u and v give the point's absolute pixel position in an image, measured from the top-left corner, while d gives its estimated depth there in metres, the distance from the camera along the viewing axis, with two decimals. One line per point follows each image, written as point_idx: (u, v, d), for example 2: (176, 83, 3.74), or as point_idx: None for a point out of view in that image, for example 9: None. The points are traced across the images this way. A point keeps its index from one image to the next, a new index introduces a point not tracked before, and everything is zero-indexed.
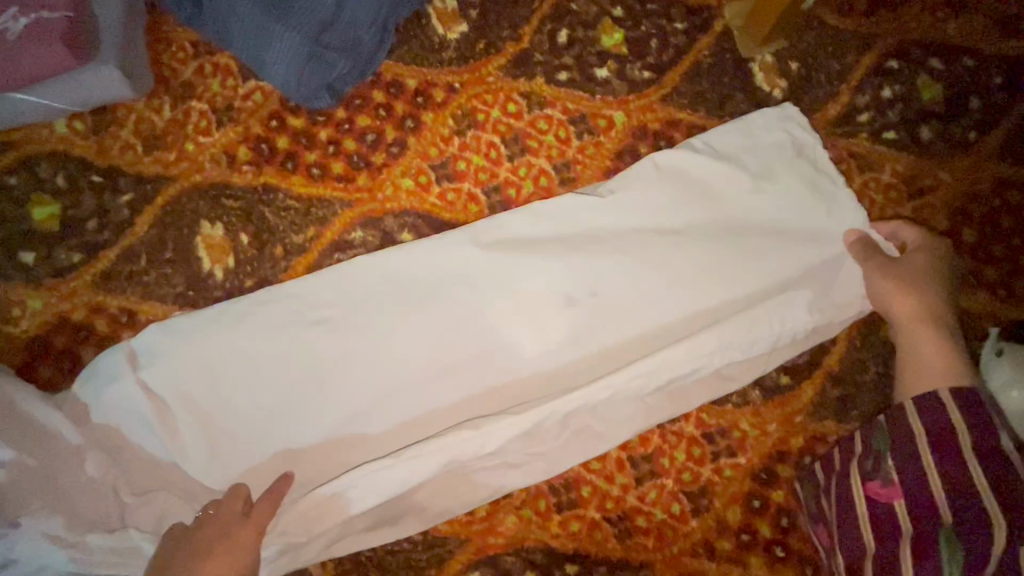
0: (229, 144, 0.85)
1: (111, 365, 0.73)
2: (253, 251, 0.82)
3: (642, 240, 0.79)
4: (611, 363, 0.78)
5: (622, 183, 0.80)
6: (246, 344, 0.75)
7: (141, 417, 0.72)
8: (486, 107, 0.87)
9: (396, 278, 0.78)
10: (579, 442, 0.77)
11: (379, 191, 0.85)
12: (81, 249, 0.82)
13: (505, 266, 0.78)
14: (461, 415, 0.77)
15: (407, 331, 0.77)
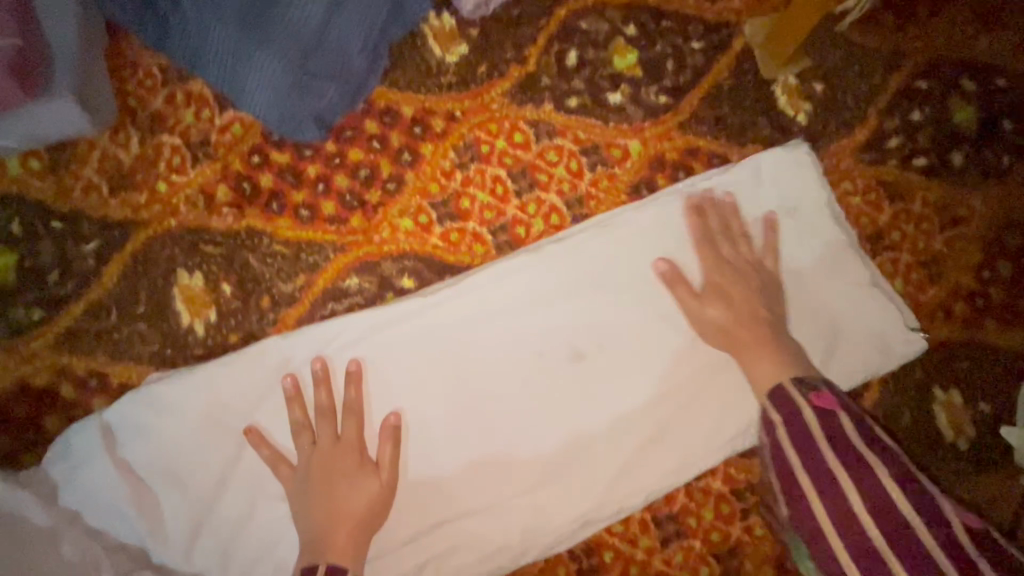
0: (206, 183, 0.76)
1: (79, 441, 0.65)
2: (237, 303, 0.74)
3: (649, 287, 0.74)
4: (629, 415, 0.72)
5: (634, 222, 0.75)
6: (229, 410, 0.68)
7: (118, 494, 0.64)
8: (490, 137, 0.79)
9: (395, 328, 0.71)
10: (597, 506, 0.71)
11: (375, 233, 0.77)
12: (41, 305, 0.73)
13: (513, 312, 0.73)
14: (469, 477, 0.70)
15: (409, 388, 0.71)
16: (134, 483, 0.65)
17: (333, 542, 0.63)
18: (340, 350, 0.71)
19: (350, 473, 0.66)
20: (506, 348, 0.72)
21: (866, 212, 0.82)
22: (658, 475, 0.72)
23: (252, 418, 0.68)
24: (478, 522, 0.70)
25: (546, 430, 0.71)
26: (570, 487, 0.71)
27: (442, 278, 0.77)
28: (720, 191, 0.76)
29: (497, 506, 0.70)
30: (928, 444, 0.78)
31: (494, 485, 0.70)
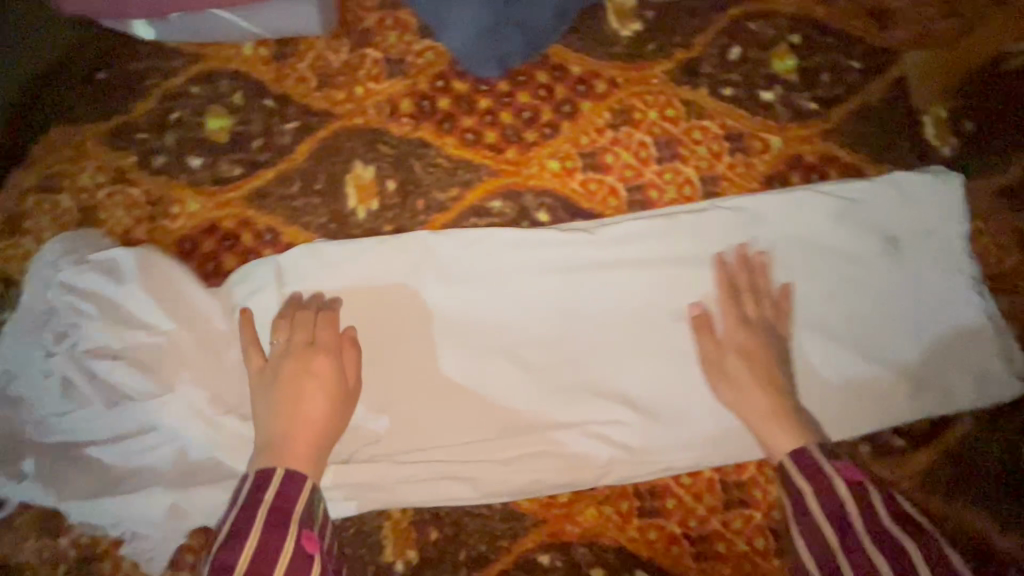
0: (395, 94, 0.88)
1: (259, 274, 0.77)
2: (396, 199, 0.85)
3: (763, 271, 0.80)
4: None
5: (767, 210, 0.81)
6: (383, 283, 0.78)
7: (280, 323, 0.75)
8: (644, 107, 0.87)
9: (529, 251, 0.80)
10: (675, 456, 0.76)
11: (524, 167, 0.86)
12: (242, 165, 0.87)
13: (637, 263, 0.79)
14: (565, 399, 0.77)
15: (530, 306, 0.79)
16: (292, 321, 0.76)
17: (291, 452, 0.65)
18: (479, 255, 0.80)
19: (317, 378, 0.70)
20: (622, 292, 0.79)
21: (991, 253, 0.83)
22: (740, 442, 0.77)
23: (399, 294, 0.78)
24: (564, 440, 0.76)
25: (642, 373, 0.78)
26: (655, 430, 0.77)
27: (576, 219, 0.84)
28: (856, 201, 0.80)
29: (580, 430, 0.76)
30: (1013, 488, 0.78)
31: (586, 410, 0.77)
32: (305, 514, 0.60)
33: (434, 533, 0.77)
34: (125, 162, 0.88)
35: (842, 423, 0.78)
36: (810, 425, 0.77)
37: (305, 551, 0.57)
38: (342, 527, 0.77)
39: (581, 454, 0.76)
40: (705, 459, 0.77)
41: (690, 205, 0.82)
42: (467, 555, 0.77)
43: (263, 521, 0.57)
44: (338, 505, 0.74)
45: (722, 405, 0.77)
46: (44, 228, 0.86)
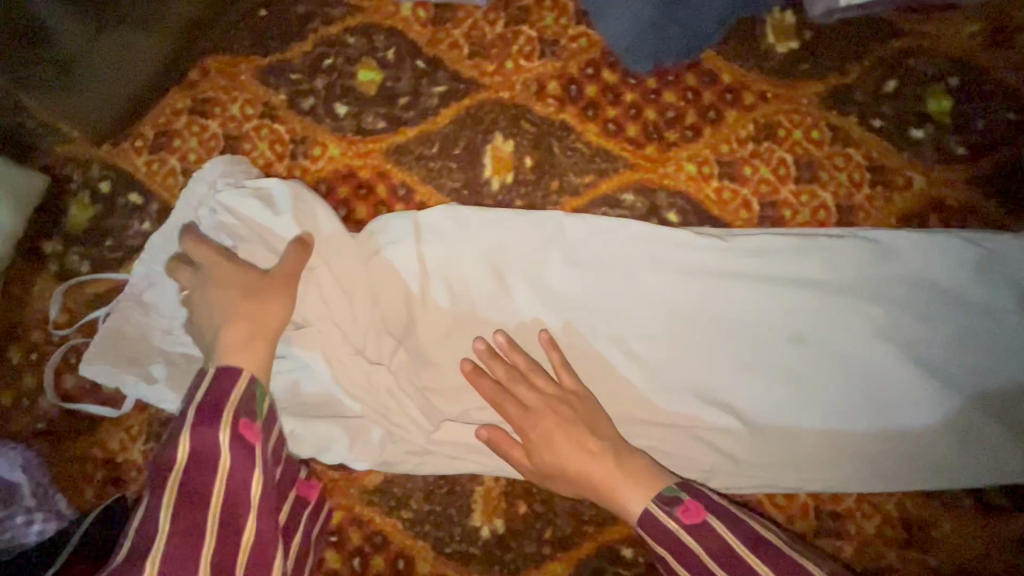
0: (544, 74, 0.89)
1: (398, 226, 0.78)
2: (532, 176, 0.86)
3: (890, 305, 0.79)
4: (827, 409, 0.78)
5: (902, 247, 0.80)
6: (514, 256, 0.80)
7: (411, 277, 0.77)
8: (790, 125, 0.87)
9: (657, 250, 0.82)
10: (768, 472, 0.78)
11: (661, 165, 0.87)
12: (386, 119, 0.89)
13: (760, 279, 0.81)
14: (668, 397, 0.80)
15: (649, 303, 0.82)
16: (422, 277, 0.77)
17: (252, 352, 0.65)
18: (609, 246, 0.82)
19: (269, 292, 0.69)
20: (742, 305, 0.81)
21: None
22: (835, 470, 0.78)
23: (527, 269, 0.81)
24: (663, 436, 0.79)
25: (749, 386, 0.80)
26: (753, 442, 0.79)
27: (705, 225, 0.85)
28: (997, 253, 0.79)
29: (679, 429, 0.79)
30: None
31: (688, 411, 0.80)
32: (246, 401, 0.60)
33: (523, 506, 0.78)
34: (274, 99, 0.90)
35: (945, 474, 0.77)
36: (912, 468, 0.77)
37: (245, 440, 0.58)
38: (436, 484, 0.79)
39: (677, 452, 0.79)
40: (799, 481, 0.78)
41: (824, 231, 0.83)
42: (552, 534, 0.78)
43: (196, 420, 0.57)
44: (441, 461, 0.76)
45: (824, 431, 0.78)
46: (190, 149, 0.89)
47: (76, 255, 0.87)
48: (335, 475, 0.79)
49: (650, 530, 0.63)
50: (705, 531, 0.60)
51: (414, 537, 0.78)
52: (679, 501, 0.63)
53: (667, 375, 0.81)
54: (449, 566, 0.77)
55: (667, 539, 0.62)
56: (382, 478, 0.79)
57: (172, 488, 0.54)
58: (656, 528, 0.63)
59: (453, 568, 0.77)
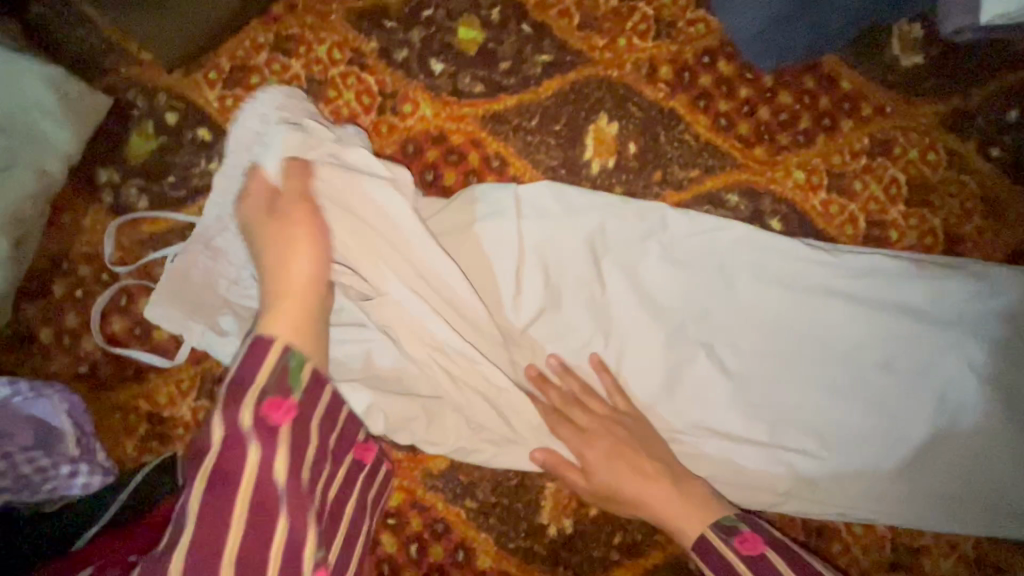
0: (658, 57, 0.83)
1: (499, 199, 0.74)
2: (635, 164, 0.81)
3: (988, 341, 0.77)
4: (908, 443, 0.76)
5: (1006, 285, 0.78)
6: (613, 245, 0.76)
7: (507, 254, 0.73)
8: (906, 144, 0.83)
9: (759, 258, 0.78)
10: (841, 499, 0.76)
11: (770, 169, 0.82)
12: (484, 83, 0.83)
13: (858, 300, 0.78)
14: (751, 413, 0.77)
15: (743, 312, 0.78)
16: (519, 256, 0.74)
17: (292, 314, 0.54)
18: (711, 246, 0.78)
19: (299, 240, 0.59)
20: (835, 325, 0.78)
21: None
22: (907, 504, 0.76)
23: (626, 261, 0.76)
24: (741, 451, 0.76)
25: (831, 410, 0.77)
26: (830, 467, 0.76)
27: (809, 237, 0.81)
28: None
29: (758, 446, 0.76)
30: None
31: (769, 428, 0.77)
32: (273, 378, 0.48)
33: (595, 508, 0.75)
34: (365, 46, 0.83)
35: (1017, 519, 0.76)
36: (985, 510, 0.76)
37: (269, 421, 0.47)
38: (506, 475, 0.75)
39: (753, 470, 0.76)
40: (867, 509, 0.77)
41: (926, 258, 0.80)
42: (621, 539, 0.74)
43: (222, 403, 0.47)
44: (518, 454, 0.72)
45: (903, 464, 0.76)
46: (269, 89, 0.82)
47: (135, 188, 0.80)
48: (399, 455, 0.75)
49: (705, 557, 0.58)
50: (755, 564, 0.55)
51: (477, 528, 0.74)
52: (736, 532, 0.58)
53: (750, 389, 0.77)
54: (511, 561, 0.74)
55: (721, 568, 0.56)
56: (449, 463, 0.75)
57: (202, 483, 0.45)
58: (706, 556, 0.58)
59: (514, 565, 0.74)
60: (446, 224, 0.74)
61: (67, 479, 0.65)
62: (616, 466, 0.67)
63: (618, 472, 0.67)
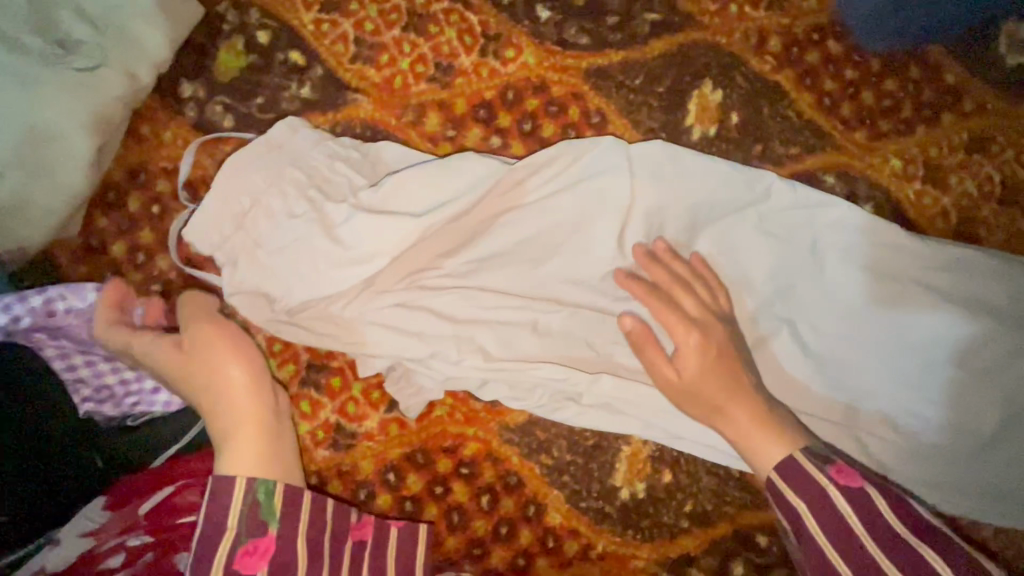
0: (768, 28, 0.82)
1: (609, 151, 0.72)
2: (735, 135, 0.80)
3: None
4: (982, 437, 0.75)
5: None
6: (714, 213, 0.75)
7: (607, 207, 0.71)
8: (1004, 143, 0.83)
9: (848, 237, 0.77)
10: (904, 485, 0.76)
11: (867, 154, 0.82)
12: (591, 36, 0.80)
13: (942, 290, 0.77)
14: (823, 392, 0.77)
15: (829, 290, 0.76)
16: (620, 210, 0.71)
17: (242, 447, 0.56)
18: (805, 221, 0.76)
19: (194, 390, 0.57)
20: (924, 315, 0.76)
21: None
22: (969, 496, 0.76)
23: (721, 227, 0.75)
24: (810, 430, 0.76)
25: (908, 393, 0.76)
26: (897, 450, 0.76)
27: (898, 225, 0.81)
28: None
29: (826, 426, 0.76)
30: None
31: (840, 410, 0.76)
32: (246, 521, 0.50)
33: (668, 475, 0.74)
34: None
35: None
36: None
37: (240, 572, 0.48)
38: (583, 435, 0.74)
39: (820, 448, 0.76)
40: (932, 499, 0.76)
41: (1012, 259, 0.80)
42: (692, 508, 0.74)
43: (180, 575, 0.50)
44: (599, 413, 0.71)
45: (972, 458, 0.75)
46: (367, 17, 0.78)
47: (219, 106, 0.76)
48: (477, 406, 0.73)
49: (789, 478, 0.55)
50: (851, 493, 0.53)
51: (550, 485, 0.73)
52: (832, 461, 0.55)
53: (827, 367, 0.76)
54: (581, 521, 0.73)
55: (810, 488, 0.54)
56: (527, 418, 0.74)
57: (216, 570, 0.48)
58: (800, 478, 0.55)
59: (584, 524, 0.73)
60: (549, 174, 0.72)
61: (150, 395, 0.62)
62: (709, 368, 0.64)
63: (707, 377, 0.64)
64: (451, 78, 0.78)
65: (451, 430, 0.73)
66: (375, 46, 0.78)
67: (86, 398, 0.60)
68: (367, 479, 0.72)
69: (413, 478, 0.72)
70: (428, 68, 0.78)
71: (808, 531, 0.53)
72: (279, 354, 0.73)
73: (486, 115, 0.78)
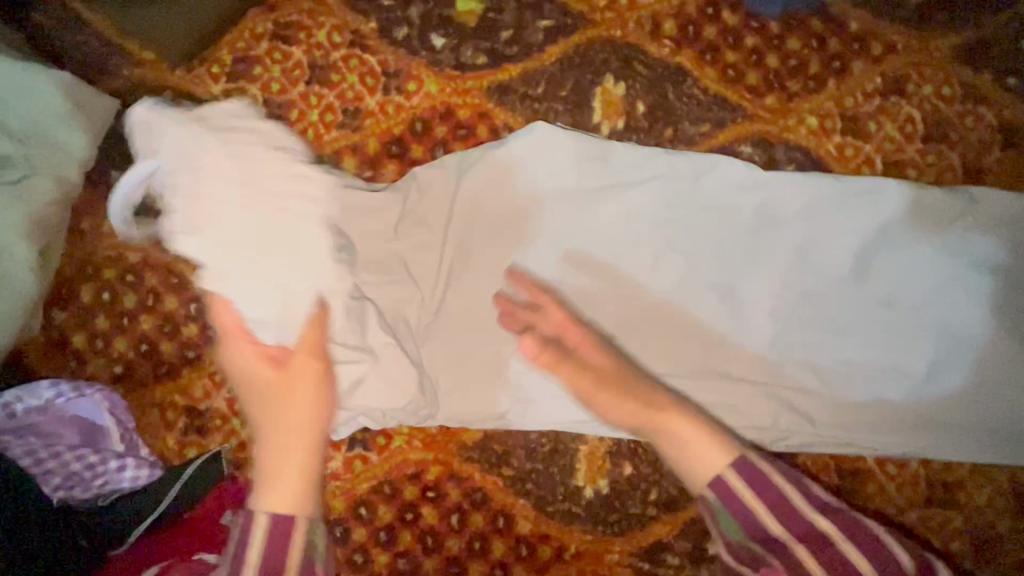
0: (660, 13, 0.82)
1: (478, 155, 0.75)
2: (644, 124, 0.81)
3: (941, 254, 0.76)
4: (865, 371, 0.75)
5: (948, 211, 0.77)
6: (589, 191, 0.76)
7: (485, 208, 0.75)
8: (920, 81, 0.82)
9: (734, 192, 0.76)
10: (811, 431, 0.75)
11: (782, 117, 0.81)
12: (488, 54, 0.82)
13: (827, 228, 0.76)
14: (726, 353, 0.75)
15: (721, 242, 0.76)
16: (493, 207, 0.75)
17: (281, 467, 0.51)
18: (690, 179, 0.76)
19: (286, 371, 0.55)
20: (809, 255, 0.76)
21: None
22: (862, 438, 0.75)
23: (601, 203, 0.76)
24: (719, 391, 0.74)
25: (845, 354, 0.76)
26: (876, 429, 0.75)
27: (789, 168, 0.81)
28: None
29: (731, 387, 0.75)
30: None
31: (742, 367, 0.75)
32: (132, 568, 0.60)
33: (628, 467, 0.75)
34: (365, 27, 0.82)
35: (941, 446, 0.75)
36: (908, 441, 0.75)
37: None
38: (538, 442, 0.76)
39: (732, 411, 0.74)
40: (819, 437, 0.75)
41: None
42: (658, 496, 0.75)
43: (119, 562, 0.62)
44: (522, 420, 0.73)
45: (851, 393, 0.75)
46: (273, 79, 0.82)
47: None
48: (433, 430, 0.76)
49: (726, 500, 0.50)
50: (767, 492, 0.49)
51: (514, 495, 0.75)
52: (749, 481, 0.50)
53: (747, 338, 0.75)
54: (550, 524, 0.75)
55: (743, 504, 0.50)
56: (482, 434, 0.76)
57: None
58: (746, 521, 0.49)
59: (554, 527, 0.75)
60: (431, 187, 0.76)
61: (116, 473, 0.68)
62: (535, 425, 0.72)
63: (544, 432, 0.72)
64: (359, 121, 0.81)
65: (412, 457, 0.76)
66: (284, 104, 0.81)
67: (57, 486, 0.66)
68: (340, 517, 0.75)
69: (384, 509, 0.75)
70: (336, 115, 0.81)
71: (759, 515, 0.49)
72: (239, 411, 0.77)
73: (399, 150, 0.81)
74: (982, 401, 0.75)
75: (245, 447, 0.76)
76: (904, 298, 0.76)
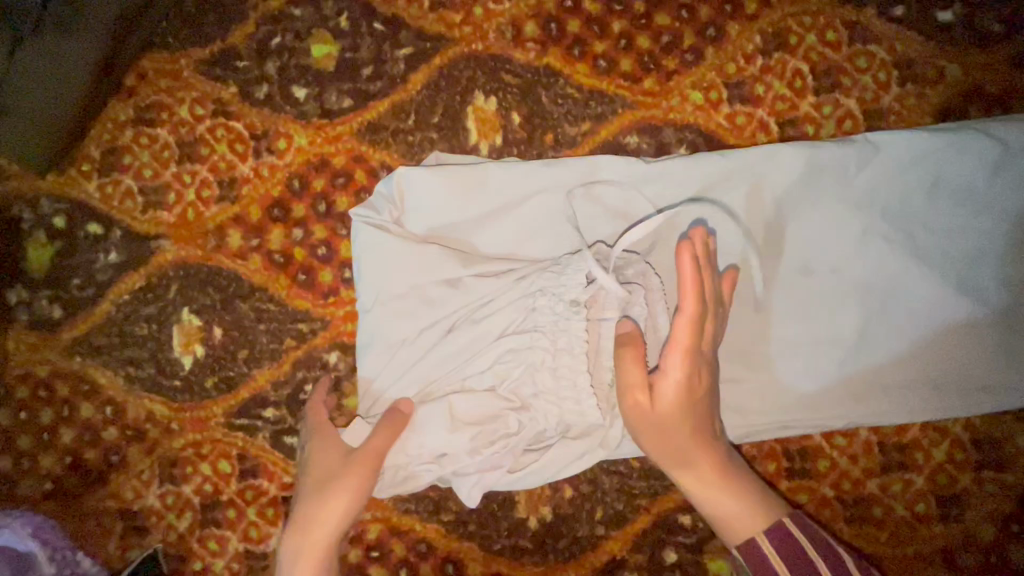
0: (519, 16, 0.79)
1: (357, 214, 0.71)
2: (522, 135, 0.78)
3: (851, 209, 0.71)
4: (796, 349, 0.71)
5: (849, 161, 0.71)
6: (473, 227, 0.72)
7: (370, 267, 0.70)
8: (802, 30, 0.77)
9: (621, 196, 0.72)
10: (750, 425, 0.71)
11: (664, 98, 0.78)
12: (352, 95, 0.79)
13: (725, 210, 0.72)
14: None
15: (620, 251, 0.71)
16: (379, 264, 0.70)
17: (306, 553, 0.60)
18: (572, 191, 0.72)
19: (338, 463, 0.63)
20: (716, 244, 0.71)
21: None
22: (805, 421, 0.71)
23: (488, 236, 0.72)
24: None
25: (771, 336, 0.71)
26: (816, 408, 0.71)
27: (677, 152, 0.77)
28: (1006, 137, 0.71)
29: None
30: None
31: None
32: None
33: (569, 489, 0.73)
34: (224, 93, 0.80)
35: (888, 412, 0.71)
36: (852, 414, 0.71)
37: None
38: None
39: None
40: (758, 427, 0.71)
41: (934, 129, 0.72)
42: (604, 513, 0.73)
43: None
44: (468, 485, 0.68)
45: (784, 377, 0.71)
46: (144, 165, 0.80)
47: (45, 300, 0.79)
48: None
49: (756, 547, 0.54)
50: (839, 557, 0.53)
51: (458, 539, 0.73)
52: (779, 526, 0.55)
53: None
54: (501, 561, 0.73)
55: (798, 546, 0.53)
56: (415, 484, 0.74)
57: None
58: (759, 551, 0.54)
59: (505, 565, 0.73)
60: None
61: None
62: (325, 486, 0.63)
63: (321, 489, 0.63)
64: (237, 190, 0.79)
65: None
66: (159, 189, 0.80)
67: None
68: None
69: None
70: (213, 190, 0.79)
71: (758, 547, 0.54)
72: (174, 504, 0.76)
73: (281, 213, 0.79)
74: (920, 355, 0.71)
75: (185, 538, 0.76)
76: (821, 265, 0.71)
